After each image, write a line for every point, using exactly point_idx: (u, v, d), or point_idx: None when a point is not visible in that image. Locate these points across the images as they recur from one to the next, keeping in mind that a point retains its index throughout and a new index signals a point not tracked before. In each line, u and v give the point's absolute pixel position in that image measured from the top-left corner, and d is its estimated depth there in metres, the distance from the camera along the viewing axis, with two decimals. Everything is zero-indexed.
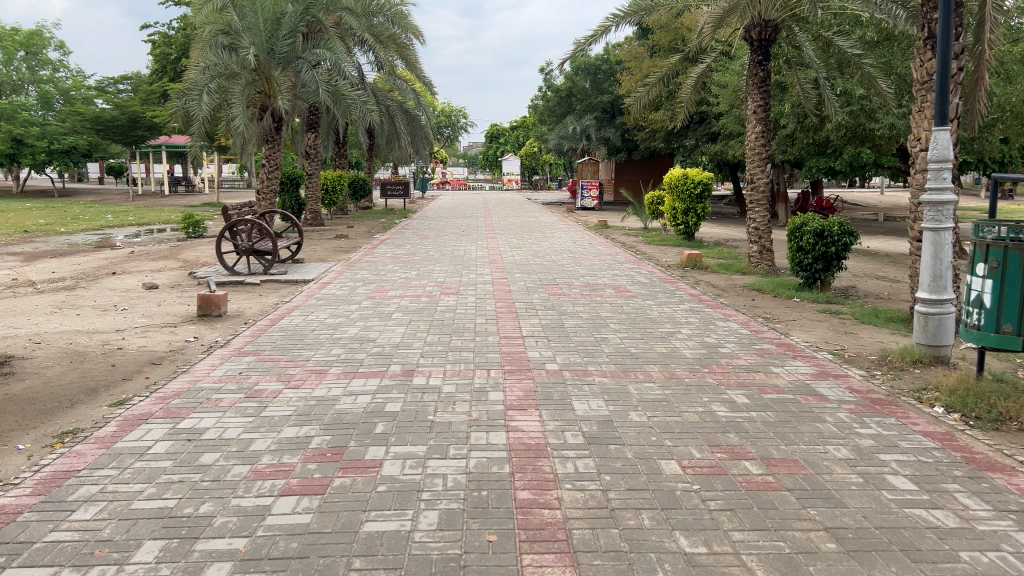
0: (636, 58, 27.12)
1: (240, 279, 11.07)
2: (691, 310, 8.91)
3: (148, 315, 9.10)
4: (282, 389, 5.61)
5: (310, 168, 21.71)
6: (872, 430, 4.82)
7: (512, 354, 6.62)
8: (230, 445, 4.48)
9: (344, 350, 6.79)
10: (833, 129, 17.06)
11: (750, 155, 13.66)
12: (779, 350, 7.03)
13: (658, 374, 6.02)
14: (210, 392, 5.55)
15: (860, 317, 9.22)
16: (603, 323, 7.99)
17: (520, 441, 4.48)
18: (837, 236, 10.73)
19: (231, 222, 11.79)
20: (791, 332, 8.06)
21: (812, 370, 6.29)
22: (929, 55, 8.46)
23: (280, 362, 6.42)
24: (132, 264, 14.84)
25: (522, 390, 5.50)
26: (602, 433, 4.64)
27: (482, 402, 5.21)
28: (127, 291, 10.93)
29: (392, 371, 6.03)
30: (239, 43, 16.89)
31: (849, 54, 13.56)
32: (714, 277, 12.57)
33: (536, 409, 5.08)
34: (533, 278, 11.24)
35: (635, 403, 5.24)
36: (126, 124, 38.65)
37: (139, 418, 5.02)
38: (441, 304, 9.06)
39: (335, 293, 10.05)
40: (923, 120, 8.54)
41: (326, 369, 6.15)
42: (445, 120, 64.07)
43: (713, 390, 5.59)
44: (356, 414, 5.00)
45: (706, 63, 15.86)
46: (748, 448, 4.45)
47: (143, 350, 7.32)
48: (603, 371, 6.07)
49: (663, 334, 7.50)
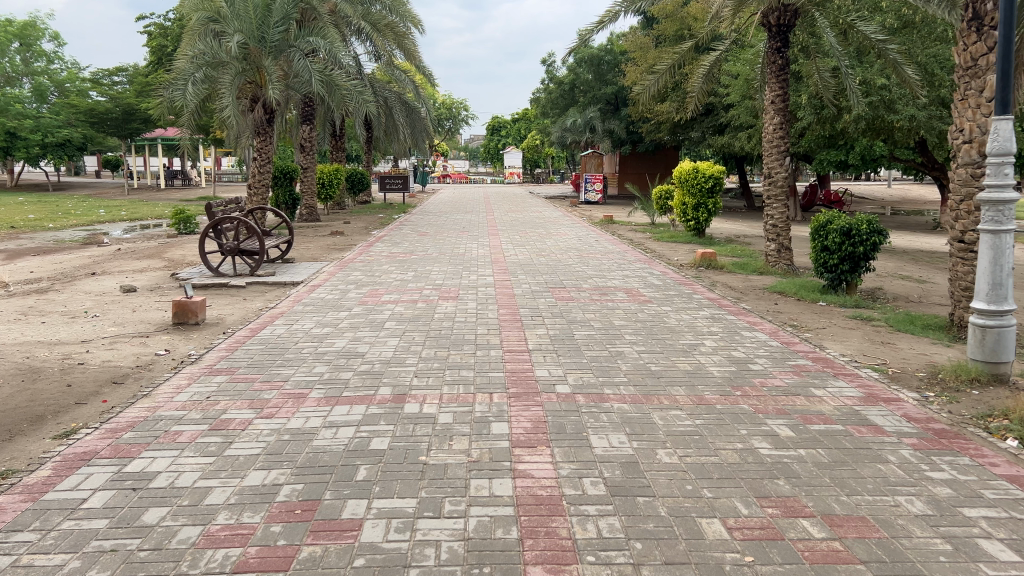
0: (641, 48, 26.30)
1: (224, 283, 10.31)
2: (712, 317, 8.14)
3: (118, 323, 8.35)
4: (253, 419, 4.87)
5: (304, 161, 20.93)
6: (946, 474, 4.04)
7: (516, 372, 5.86)
8: (182, 497, 3.73)
9: (328, 368, 6.03)
10: (851, 121, 16.21)
11: (767, 148, 12.86)
12: (817, 367, 6.25)
13: (685, 399, 5.25)
14: (169, 423, 4.79)
15: (895, 325, 8.45)
16: (616, 333, 7.23)
17: (530, 494, 3.72)
18: (864, 235, 9.96)
19: (216, 220, 10.99)
20: (824, 343, 7.31)
21: (860, 393, 5.50)
22: (976, 38, 7.56)
23: (255, 383, 5.66)
24: (113, 264, 14.06)
25: (529, 420, 4.74)
26: (625, 480, 3.88)
27: (483, 438, 4.44)
28: (102, 294, 10.19)
29: (380, 396, 5.25)
30: (228, 30, 16.10)
31: (873, 39, 12.81)
32: (730, 277, 11.81)
33: (547, 447, 4.32)
34: (539, 280, 10.49)
35: (662, 437, 4.49)
36: (121, 116, 36.97)
37: (81, 457, 4.27)
38: (439, 310, 8.31)
39: (324, 298, 9.31)
40: (965, 109, 7.70)
41: (305, 393, 5.40)
42: (445, 113, 63.17)
43: (750, 420, 4.83)
44: (336, 454, 4.25)
45: (719, 51, 15.03)
46: (804, 501, 3.69)
47: (107, 366, 6.56)
48: (622, 396, 5.30)
49: (684, 347, 6.74)
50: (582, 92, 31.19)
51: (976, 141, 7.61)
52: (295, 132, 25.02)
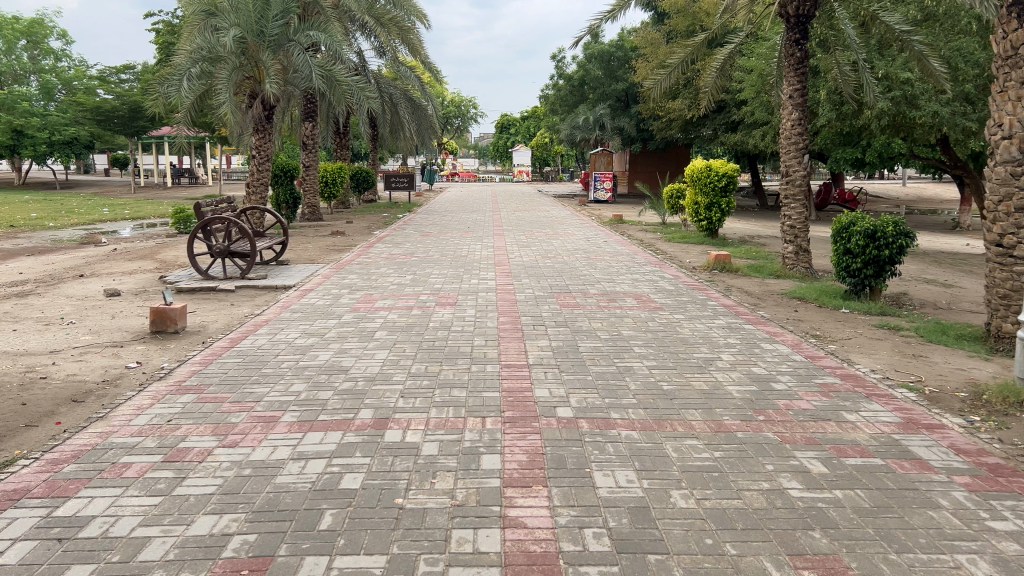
0: (651, 44, 25.63)
1: (212, 287, 9.81)
2: (728, 327, 7.53)
3: (94, 331, 7.83)
4: (213, 448, 4.33)
5: (306, 158, 20.36)
6: (1011, 524, 3.45)
7: (514, 392, 5.27)
8: (112, 551, 3.19)
9: (306, 387, 5.47)
10: (872, 117, 15.49)
11: (785, 145, 12.24)
12: (847, 386, 5.64)
13: (702, 425, 4.67)
14: (119, 453, 4.26)
15: (926, 335, 7.82)
16: (625, 345, 6.65)
17: (521, 549, 3.15)
18: (890, 238, 9.30)
19: (205, 220, 10.51)
20: (850, 357, 6.71)
21: (898, 419, 4.91)
22: (1017, 24, 6.94)
23: (223, 404, 5.11)
24: (103, 265, 13.58)
25: (524, 453, 4.16)
26: (634, 532, 3.30)
27: (471, 475, 3.87)
28: (84, 299, 9.68)
29: (359, 422, 4.68)
30: (225, 24, 15.54)
31: (897, 31, 12.15)
32: (745, 281, 11.21)
33: (545, 486, 3.75)
34: (543, 284, 9.93)
35: (676, 475, 3.91)
36: (128, 114, 36.47)
37: (10, 497, 3.72)
38: (435, 319, 7.74)
39: (315, 303, 8.77)
40: (1005, 103, 7.09)
41: (278, 416, 4.85)
42: (454, 111, 62.77)
43: (777, 453, 4.25)
44: (301, 494, 3.70)
45: (734, 45, 14.41)
46: (845, 560, 3.12)
47: (71, 381, 6.03)
48: (630, 422, 4.71)
49: (699, 362, 6.15)
50: (592, 89, 30.56)
51: (1016, 137, 6.98)
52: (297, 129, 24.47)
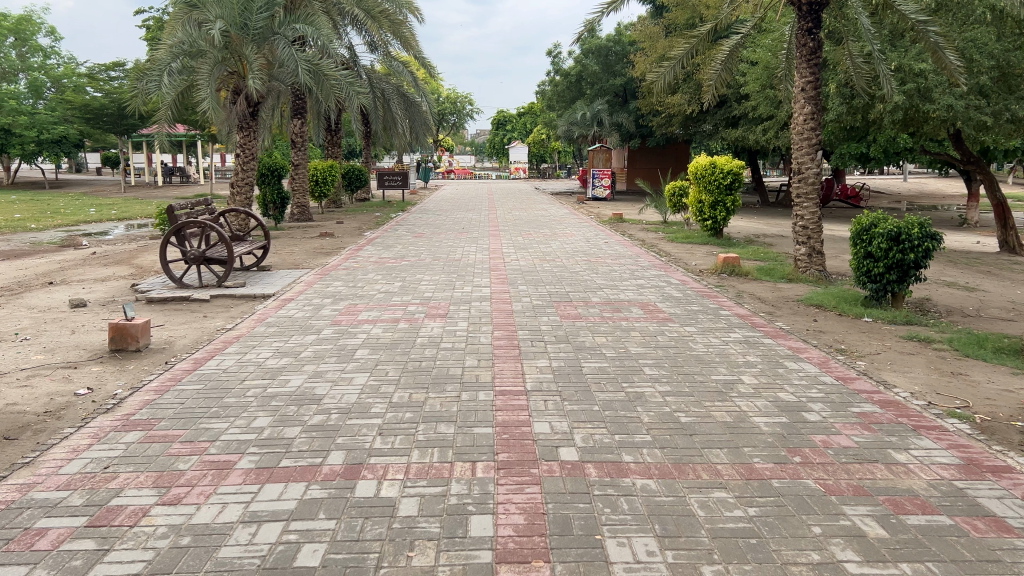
0: (649, 38, 24.92)
1: (185, 297, 9.09)
2: (746, 342, 6.83)
3: (48, 350, 7.12)
4: (151, 507, 3.62)
5: (296, 155, 19.60)
6: None
7: (509, 429, 4.56)
8: None
9: (270, 421, 4.76)
10: (885, 111, 14.77)
11: (797, 140, 11.51)
12: (890, 417, 4.94)
13: (730, 471, 3.98)
14: (35, 516, 3.55)
15: (962, 348, 7.13)
16: (634, 366, 5.94)
17: None
18: (916, 240, 8.58)
19: (177, 225, 9.76)
20: (884, 376, 6.02)
21: (958, 460, 4.21)
22: None
23: (172, 445, 4.41)
24: (75, 270, 12.84)
25: (523, 514, 3.45)
26: None
27: (458, 546, 3.17)
28: (46, 310, 8.96)
29: (327, 471, 3.97)
30: (205, 16, 14.68)
31: (913, 21, 11.36)
32: (757, 286, 10.50)
33: (547, 563, 3.05)
34: (540, 292, 9.23)
35: (706, 543, 3.22)
36: (116, 113, 35.45)
37: None
38: (422, 334, 7.02)
39: (292, 316, 8.05)
40: None
41: (233, 461, 4.14)
42: (449, 106, 62.17)
43: (823, 509, 3.56)
44: None
45: (740, 36, 13.68)
46: None
47: (9, 411, 5.32)
48: (645, 467, 4.01)
49: (719, 386, 5.45)
50: (590, 84, 29.84)
51: None
52: (286, 127, 23.79)
